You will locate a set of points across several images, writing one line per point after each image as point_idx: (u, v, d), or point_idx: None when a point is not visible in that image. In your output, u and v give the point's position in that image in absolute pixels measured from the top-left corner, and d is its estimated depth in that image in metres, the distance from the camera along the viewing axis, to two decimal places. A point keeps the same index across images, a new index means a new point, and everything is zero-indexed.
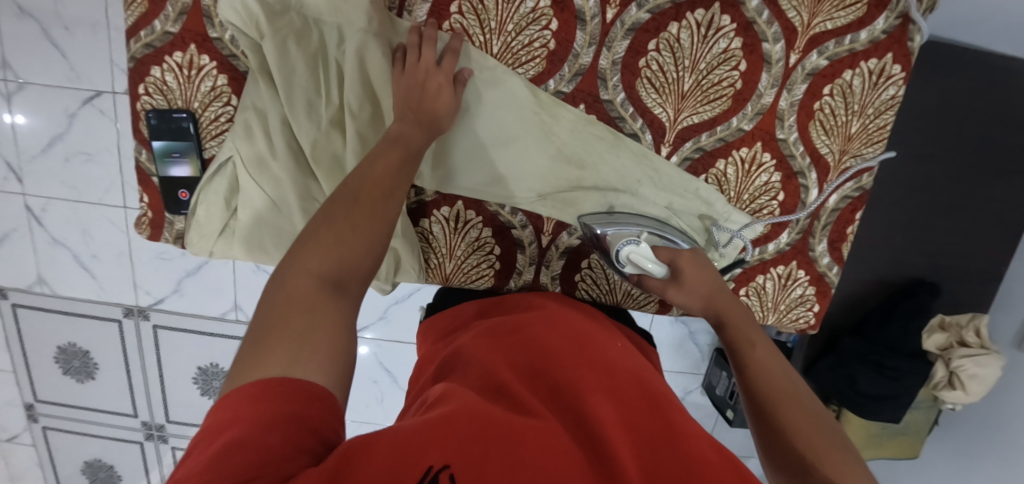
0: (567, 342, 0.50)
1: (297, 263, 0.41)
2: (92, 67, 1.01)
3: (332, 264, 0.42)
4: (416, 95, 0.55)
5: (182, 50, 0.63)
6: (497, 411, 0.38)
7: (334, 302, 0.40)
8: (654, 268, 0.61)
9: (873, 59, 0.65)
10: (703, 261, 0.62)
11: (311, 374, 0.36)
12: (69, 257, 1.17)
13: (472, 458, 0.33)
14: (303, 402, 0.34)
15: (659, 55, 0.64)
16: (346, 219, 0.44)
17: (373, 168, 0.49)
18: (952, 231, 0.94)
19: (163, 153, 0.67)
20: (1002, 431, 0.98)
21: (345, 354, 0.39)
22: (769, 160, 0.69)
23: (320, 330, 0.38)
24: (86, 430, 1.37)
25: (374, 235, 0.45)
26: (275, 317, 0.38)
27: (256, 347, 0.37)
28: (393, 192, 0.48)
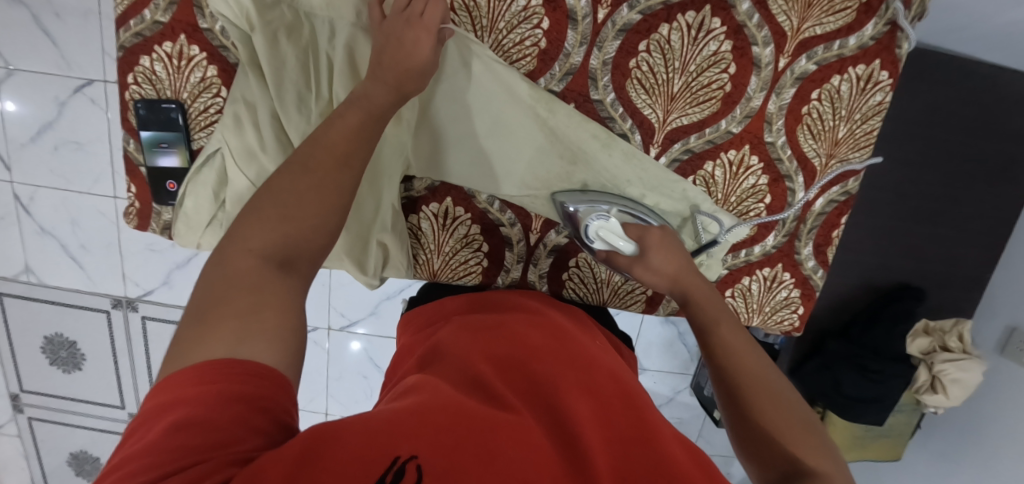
0: (546, 340, 0.51)
1: (241, 240, 0.42)
2: (84, 55, 1.00)
3: (274, 242, 0.42)
4: (391, 50, 0.52)
5: (172, 40, 0.63)
6: (473, 406, 0.38)
7: (279, 280, 0.41)
8: (623, 245, 0.61)
9: (861, 65, 0.65)
10: (673, 242, 0.61)
11: (257, 353, 0.36)
12: (57, 247, 1.17)
13: (442, 449, 0.33)
14: (251, 377, 0.34)
15: (650, 56, 0.64)
16: (292, 194, 0.44)
17: (328, 135, 0.47)
18: (938, 237, 0.95)
19: (151, 143, 0.66)
20: (983, 436, 1.00)
21: (296, 329, 0.39)
22: (757, 163, 0.70)
23: (268, 308, 0.38)
24: (71, 421, 1.36)
25: (323, 208, 0.45)
26: (219, 295, 0.38)
27: (198, 325, 0.37)
28: (348, 159, 0.47)
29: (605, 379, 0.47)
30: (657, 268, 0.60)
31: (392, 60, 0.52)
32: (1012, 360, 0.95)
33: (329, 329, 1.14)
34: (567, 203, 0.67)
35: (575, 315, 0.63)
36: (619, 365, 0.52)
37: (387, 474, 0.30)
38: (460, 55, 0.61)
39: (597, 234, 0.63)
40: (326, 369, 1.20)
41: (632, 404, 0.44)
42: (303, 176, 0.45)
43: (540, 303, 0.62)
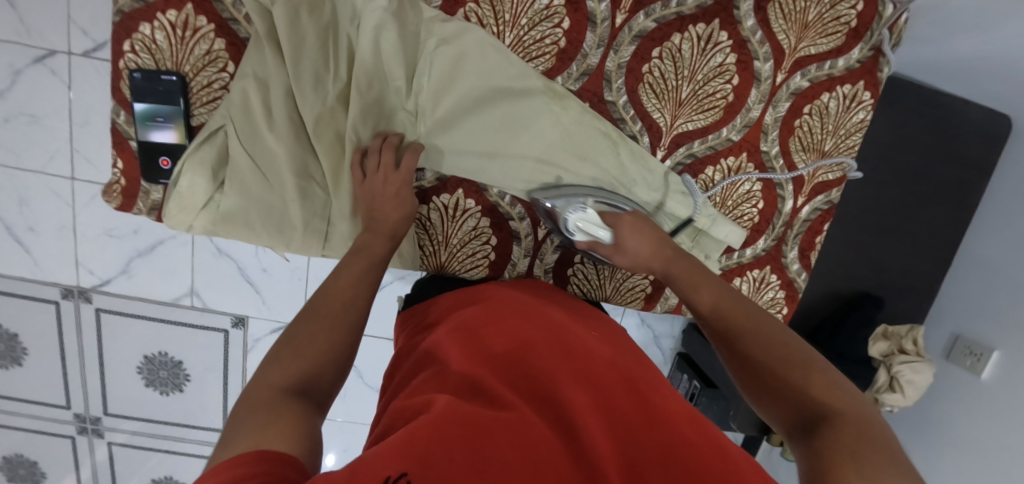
0: (545, 334, 0.50)
1: (260, 379, 0.43)
2: (48, 22, 0.92)
3: (294, 375, 0.44)
4: (381, 204, 0.60)
5: (178, 9, 0.60)
6: (463, 408, 0.37)
7: (297, 403, 0.41)
8: (603, 234, 0.63)
9: (848, 85, 0.72)
10: (643, 223, 0.64)
11: (273, 446, 0.35)
12: (1, 229, 1.06)
13: (430, 460, 0.32)
14: (260, 462, 0.33)
15: (661, 63, 0.67)
16: (306, 334, 0.48)
17: (336, 284, 0.53)
18: (896, 250, 1.04)
19: (145, 116, 0.62)
20: (933, 436, 1.08)
21: (308, 433, 0.39)
22: (753, 170, 0.74)
23: (285, 418, 0.38)
24: (5, 423, 1.24)
25: (329, 341, 0.48)
26: (242, 418, 0.38)
27: (220, 444, 0.36)
28: (354, 302, 0.52)
29: (609, 372, 0.46)
30: (635, 252, 0.63)
31: (383, 215, 0.60)
32: (956, 364, 1.05)
33: None
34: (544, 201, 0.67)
35: (574, 304, 0.63)
36: (622, 353, 0.52)
37: None
38: (479, 50, 0.63)
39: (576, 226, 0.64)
40: None
41: (640, 395, 0.44)
42: (315, 320, 0.50)
43: (537, 294, 0.62)
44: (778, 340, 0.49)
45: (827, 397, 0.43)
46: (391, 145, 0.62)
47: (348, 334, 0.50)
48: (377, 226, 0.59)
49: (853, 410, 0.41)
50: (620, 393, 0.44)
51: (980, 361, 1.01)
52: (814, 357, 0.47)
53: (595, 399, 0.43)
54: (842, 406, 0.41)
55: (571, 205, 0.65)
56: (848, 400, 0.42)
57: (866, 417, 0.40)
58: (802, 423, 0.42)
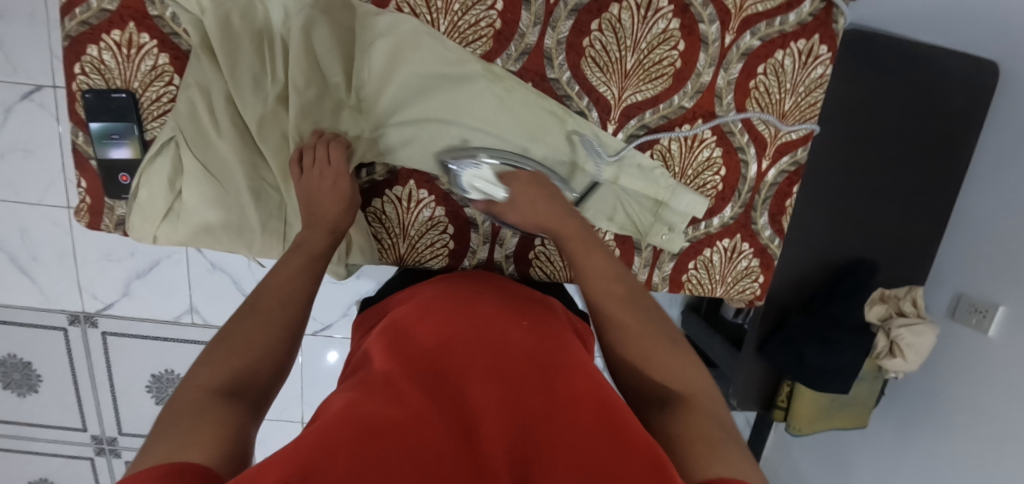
0: (470, 329, 0.50)
1: (191, 381, 0.44)
2: (31, 60, 0.97)
3: (226, 377, 0.45)
4: (320, 198, 0.61)
5: (121, 28, 0.62)
6: (359, 413, 0.37)
7: (226, 405, 0.42)
8: (494, 189, 0.64)
9: (802, 40, 0.69)
10: (539, 179, 0.63)
11: (189, 452, 0.35)
12: (6, 261, 1.12)
13: (311, 467, 0.31)
14: (171, 466, 0.33)
15: (602, 35, 0.66)
16: (242, 333, 0.49)
17: (273, 282, 0.54)
18: (886, 211, 1.00)
19: (101, 134, 0.65)
20: (946, 402, 1.03)
21: (233, 433, 0.40)
22: (711, 136, 0.72)
23: (208, 421, 0.39)
24: (29, 448, 1.30)
25: (263, 338, 0.49)
26: (168, 422, 0.39)
27: (142, 448, 0.37)
28: (292, 296, 0.53)
29: (527, 363, 0.46)
30: (528, 207, 0.62)
31: (323, 210, 0.61)
32: (962, 323, 1.01)
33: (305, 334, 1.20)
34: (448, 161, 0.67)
35: (513, 289, 0.63)
36: (553, 339, 0.52)
37: None
38: (413, 39, 0.63)
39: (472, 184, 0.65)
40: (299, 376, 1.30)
41: (551, 386, 0.43)
42: (251, 316, 0.51)
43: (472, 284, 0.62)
44: (643, 314, 0.55)
45: (681, 379, 0.50)
46: (329, 141, 0.63)
47: (280, 328, 0.51)
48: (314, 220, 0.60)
49: (699, 390, 0.50)
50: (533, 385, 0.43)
51: (986, 318, 0.97)
52: (673, 336, 0.54)
53: (506, 393, 0.42)
54: (697, 391, 0.49)
55: (464, 162, 0.66)
56: (694, 380, 0.51)
57: (708, 397, 0.49)
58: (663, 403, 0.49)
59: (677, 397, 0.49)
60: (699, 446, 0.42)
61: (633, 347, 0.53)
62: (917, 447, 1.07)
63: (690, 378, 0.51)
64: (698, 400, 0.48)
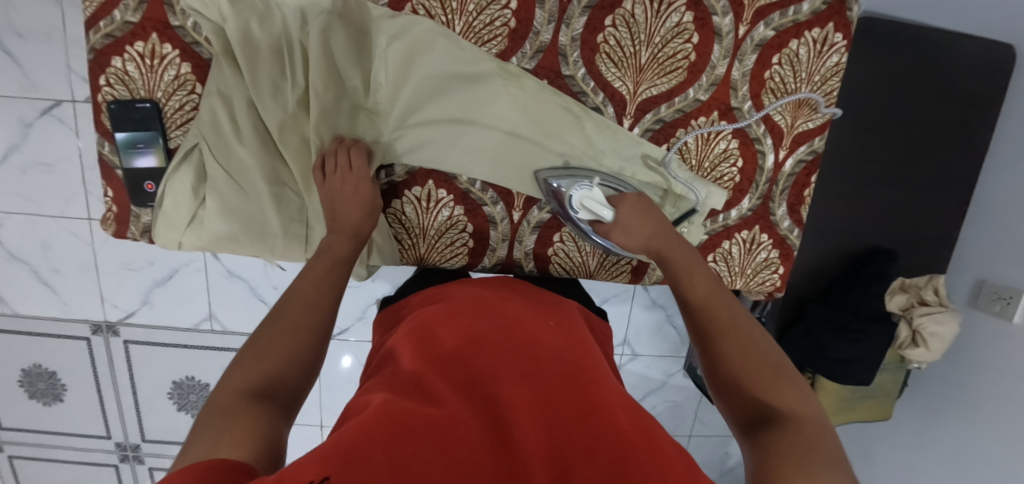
0: (496, 331, 0.51)
1: (226, 384, 0.45)
2: (51, 75, 0.99)
3: (259, 376, 0.46)
4: (342, 201, 0.62)
5: (144, 39, 0.63)
6: (399, 410, 0.39)
7: (261, 404, 0.43)
8: (605, 211, 0.64)
9: (817, 28, 0.69)
10: (646, 204, 0.65)
11: (227, 452, 0.37)
12: (30, 273, 1.14)
13: (355, 461, 0.33)
14: (211, 465, 0.34)
15: (616, 30, 0.67)
16: (272, 335, 0.50)
17: (300, 286, 0.55)
18: (903, 199, 1.00)
19: (126, 144, 0.66)
20: (971, 391, 1.02)
21: (267, 437, 0.40)
22: (727, 127, 0.72)
23: (244, 420, 0.40)
24: (55, 457, 1.32)
25: (293, 342, 0.50)
26: (204, 425, 0.40)
27: (182, 450, 0.38)
28: (318, 301, 0.54)
29: (551, 366, 0.47)
30: (633, 229, 0.63)
31: (345, 213, 0.62)
32: (984, 311, 1.00)
33: None
34: (550, 181, 0.68)
35: (538, 294, 0.63)
36: (579, 342, 0.53)
37: None
38: (430, 40, 0.64)
39: (580, 204, 0.66)
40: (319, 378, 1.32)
41: (574, 389, 0.44)
42: (278, 321, 0.52)
43: (497, 284, 0.63)
44: (747, 333, 0.51)
45: (790, 400, 0.44)
46: (348, 146, 0.64)
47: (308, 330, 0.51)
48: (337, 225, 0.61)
49: (810, 417, 0.43)
50: (557, 388, 0.44)
51: (1011, 305, 0.95)
52: (785, 363, 0.49)
53: (532, 395, 0.43)
54: (802, 413, 0.43)
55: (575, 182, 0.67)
56: (805, 403, 0.44)
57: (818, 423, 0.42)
58: (763, 423, 0.43)
59: (777, 417, 0.43)
60: (795, 466, 0.37)
61: (737, 366, 0.48)
62: (941, 437, 1.06)
63: (794, 401, 0.44)
64: (805, 424, 0.42)
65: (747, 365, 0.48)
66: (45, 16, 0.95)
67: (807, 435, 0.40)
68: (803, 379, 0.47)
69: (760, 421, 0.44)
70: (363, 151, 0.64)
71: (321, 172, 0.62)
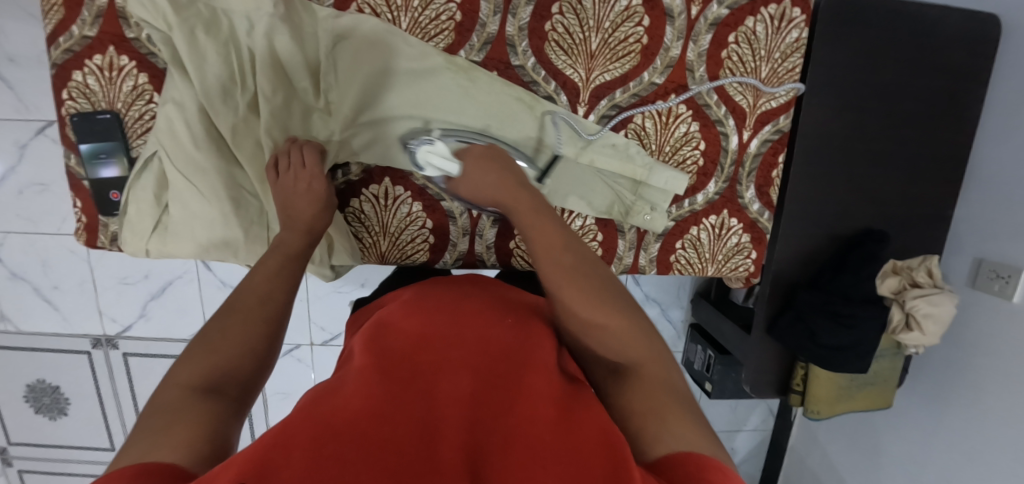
0: (442, 317, 0.46)
1: (172, 380, 0.44)
2: (42, 98, 1.03)
3: (205, 374, 0.44)
4: (294, 200, 0.61)
5: (102, 53, 0.65)
6: (326, 410, 0.35)
7: (203, 403, 0.41)
8: (451, 163, 0.63)
9: (772, 5, 0.68)
10: (492, 151, 0.60)
11: (161, 456, 0.35)
12: (30, 290, 1.18)
13: (267, 468, 0.29)
14: (148, 468, 0.33)
15: (564, 18, 0.66)
16: (221, 331, 0.48)
17: (253, 279, 0.54)
18: (892, 178, 0.96)
19: (90, 155, 0.68)
20: (976, 377, 0.97)
21: (212, 435, 0.39)
22: (685, 110, 0.70)
23: (183, 422, 0.38)
24: (64, 470, 1.36)
25: (245, 334, 0.49)
26: (144, 425, 0.39)
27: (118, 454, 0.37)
28: (271, 294, 0.53)
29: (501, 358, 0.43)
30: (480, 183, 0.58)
31: (297, 210, 0.61)
32: (985, 291, 0.95)
33: (314, 345, 1.28)
34: (410, 142, 0.67)
35: (495, 284, 0.58)
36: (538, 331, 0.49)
37: None
38: (376, 38, 0.65)
39: (427, 161, 0.65)
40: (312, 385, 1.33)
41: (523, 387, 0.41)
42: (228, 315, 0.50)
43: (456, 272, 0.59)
44: (587, 282, 0.50)
45: (633, 347, 0.48)
46: (299, 144, 0.64)
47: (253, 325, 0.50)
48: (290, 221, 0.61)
49: (652, 358, 0.48)
50: (506, 385, 0.41)
51: (1009, 284, 0.91)
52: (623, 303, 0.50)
53: (479, 392, 0.40)
54: (646, 358, 0.48)
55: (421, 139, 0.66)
56: (648, 349, 0.48)
57: (663, 366, 0.48)
58: (617, 375, 0.49)
59: (630, 370, 0.48)
60: (646, 420, 0.44)
61: (583, 317, 0.48)
62: (947, 425, 1.02)
63: (640, 346, 0.48)
64: (649, 371, 0.47)
65: (593, 315, 0.48)
66: (33, 41, 1.00)
67: (650, 386, 0.46)
68: (641, 312, 0.51)
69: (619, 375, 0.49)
70: (315, 148, 0.64)
71: (274, 171, 0.62)
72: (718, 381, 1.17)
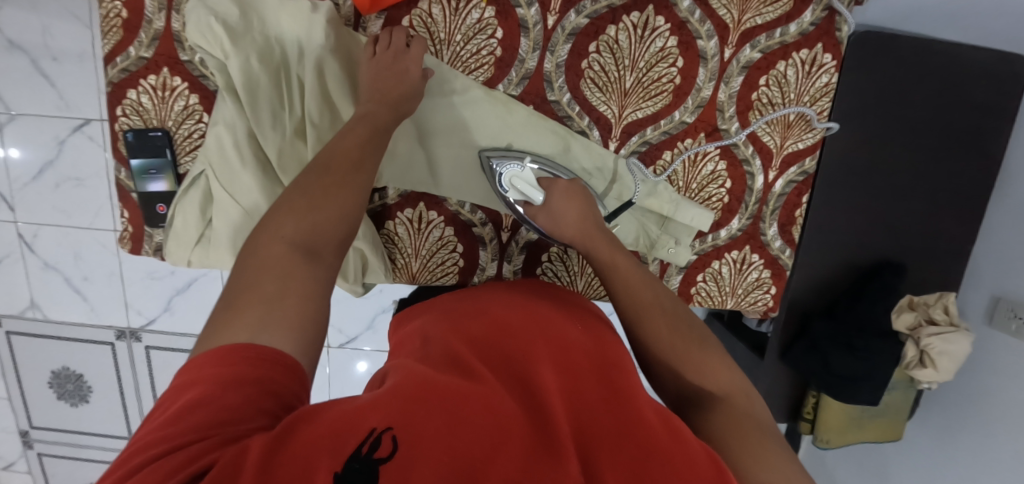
0: (525, 322, 0.53)
1: (273, 231, 0.48)
2: (81, 97, 1.06)
3: (303, 235, 0.48)
4: (385, 77, 0.61)
5: (157, 73, 0.68)
6: (442, 379, 0.41)
7: (305, 271, 0.46)
8: (534, 191, 0.67)
9: (805, 50, 0.70)
10: (577, 190, 0.67)
11: (275, 339, 0.40)
12: (60, 280, 1.21)
13: (411, 420, 0.35)
14: (261, 359, 0.38)
15: (600, 56, 0.69)
16: (314, 198, 0.50)
17: (343, 145, 0.56)
18: (911, 212, 0.98)
19: (140, 170, 0.71)
20: (984, 413, 0.99)
21: (314, 310, 0.44)
22: (714, 149, 0.72)
23: (290, 296, 0.43)
24: (81, 455, 1.40)
25: (339, 211, 0.51)
26: (253, 281, 0.44)
27: (226, 313, 0.42)
28: (360, 165, 0.55)
29: (580, 361, 0.49)
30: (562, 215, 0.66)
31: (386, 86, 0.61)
32: (999, 330, 0.97)
33: (330, 347, 1.30)
34: (491, 160, 0.70)
35: (561, 294, 0.65)
36: (599, 340, 0.55)
37: (365, 444, 0.33)
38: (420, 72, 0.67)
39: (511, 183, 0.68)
40: (327, 385, 1.35)
41: (600, 387, 0.46)
42: (319, 183, 0.52)
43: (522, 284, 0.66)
44: (674, 321, 0.56)
45: (716, 381, 0.50)
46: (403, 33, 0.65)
47: (343, 198, 0.52)
48: (382, 95, 0.61)
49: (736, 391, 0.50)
50: (587, 383, 0.46)
51: None
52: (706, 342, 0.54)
53: (564, 384, 0.45)
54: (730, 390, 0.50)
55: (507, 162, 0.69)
56: (733, 381, 0.51)
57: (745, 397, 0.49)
58: (697, 403, 0.49)
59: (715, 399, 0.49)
60: (734, 438, 0.44)
61: (668, 347, 0.53)
62: (955, 459, 1.03)
63: (724, 379, 0.51)
64: (737, 403, 0.48)
65: (677, 345, 0.53)
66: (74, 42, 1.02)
67: (737, 414, 0.47)
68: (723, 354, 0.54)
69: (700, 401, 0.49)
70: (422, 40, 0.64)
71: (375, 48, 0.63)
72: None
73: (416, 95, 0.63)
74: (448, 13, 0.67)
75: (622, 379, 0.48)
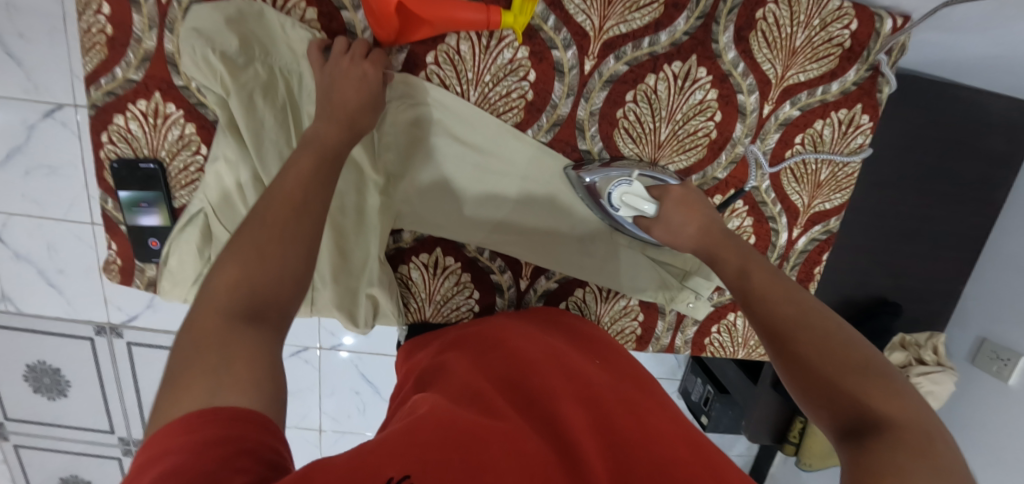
0: (545, 356, 0.51)
1: (206, 302, 0.40)
2: (53, 74, 0.78)
3: (242, 298, 0.40)
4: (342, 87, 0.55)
5: (147, 98, 0.61)
6: (465, 418, 0.37)
7: (251, 334, 0.39)
8: (649, 206, 0.64)
9: (843, 109, 0.67)
10: (695, 197, 0.62)
11: (234, 401, 0.34)
12: (32, 273, 0.96)
13: (434, 466, 0.32)
14: (229, 421, 0.33)
15: (636, 106, 0.65)
16: (253, 247, 0.43)
17: (283, 184, 0.47)
18: (917, 256, 0.99)
19: (129, 202, 0.65)
20: (951, 441, 1.07)
21: (271, 372, 0.38)
22: (742, 205, 0.71)
23: (238, 359, 0.37)
24: (62, 449, 1.19)
25: (283, 255, 0.43)
26: (194, 352, 0.37)
27: (169, 388, 0.35)
28: (305, 205, 0.46)
29: (604, 394, 0.46)
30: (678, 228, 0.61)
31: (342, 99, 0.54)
32: (981, 369, 1.01)
33: (321, 348, 1.11)
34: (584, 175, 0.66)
35: (580, 325, 0.62)
36: (622, 373, 0.52)
37: None
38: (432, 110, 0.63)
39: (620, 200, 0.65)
40: (320, 386, 1.17)
41: (623, 412, 0.43)
42: (263, 230, 0.44)
43: (540, 324, 0.61)
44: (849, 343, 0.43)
45: (889, 405, 0.38)
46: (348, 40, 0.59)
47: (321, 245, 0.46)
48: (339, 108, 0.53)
49: (913, 420, 0.37)
50: (611, 413, 0.43)
51: (1007, 367, 0.97)
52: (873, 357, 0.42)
53: (588, 417, 0.42)
54: (904, 421, 0.37)
55: (618, 179, 0.65)
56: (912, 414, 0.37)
57: (932, 433, 0.36)
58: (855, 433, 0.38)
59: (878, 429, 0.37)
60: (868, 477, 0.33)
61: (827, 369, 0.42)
62: None
63: (899, 407, 0.38)
64: (906, 435, 0.36)
65: (833, 367, 0.42)
66: None
67: (914, 449, 0.35)
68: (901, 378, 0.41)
69: (858, 430, 0.38)
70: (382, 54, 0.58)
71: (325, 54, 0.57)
72: (714, 417, 1.04)
73: (376, 105, 0.57)
74: (477, 51, 0.61)
75: (647, 408, 0.45)
